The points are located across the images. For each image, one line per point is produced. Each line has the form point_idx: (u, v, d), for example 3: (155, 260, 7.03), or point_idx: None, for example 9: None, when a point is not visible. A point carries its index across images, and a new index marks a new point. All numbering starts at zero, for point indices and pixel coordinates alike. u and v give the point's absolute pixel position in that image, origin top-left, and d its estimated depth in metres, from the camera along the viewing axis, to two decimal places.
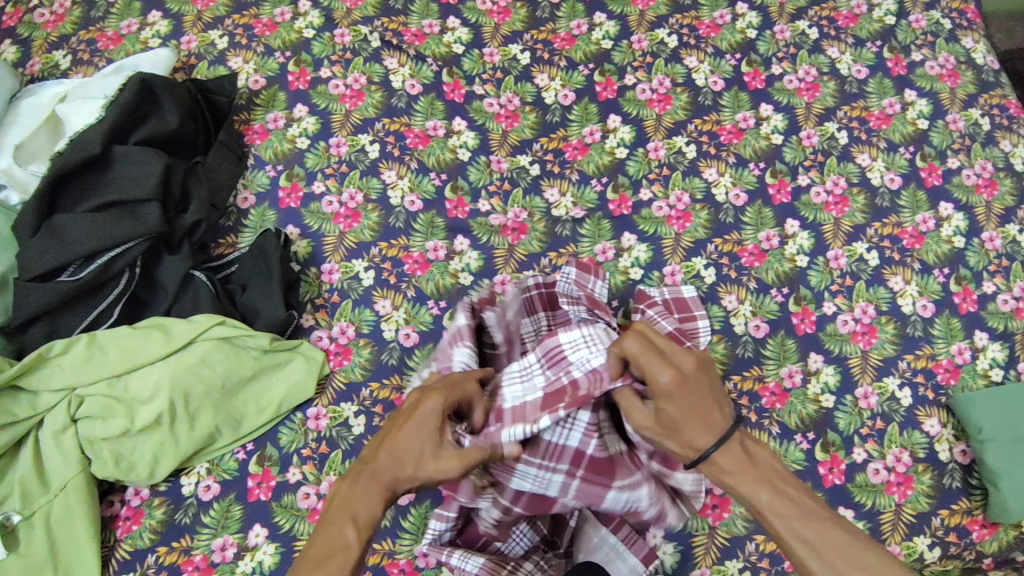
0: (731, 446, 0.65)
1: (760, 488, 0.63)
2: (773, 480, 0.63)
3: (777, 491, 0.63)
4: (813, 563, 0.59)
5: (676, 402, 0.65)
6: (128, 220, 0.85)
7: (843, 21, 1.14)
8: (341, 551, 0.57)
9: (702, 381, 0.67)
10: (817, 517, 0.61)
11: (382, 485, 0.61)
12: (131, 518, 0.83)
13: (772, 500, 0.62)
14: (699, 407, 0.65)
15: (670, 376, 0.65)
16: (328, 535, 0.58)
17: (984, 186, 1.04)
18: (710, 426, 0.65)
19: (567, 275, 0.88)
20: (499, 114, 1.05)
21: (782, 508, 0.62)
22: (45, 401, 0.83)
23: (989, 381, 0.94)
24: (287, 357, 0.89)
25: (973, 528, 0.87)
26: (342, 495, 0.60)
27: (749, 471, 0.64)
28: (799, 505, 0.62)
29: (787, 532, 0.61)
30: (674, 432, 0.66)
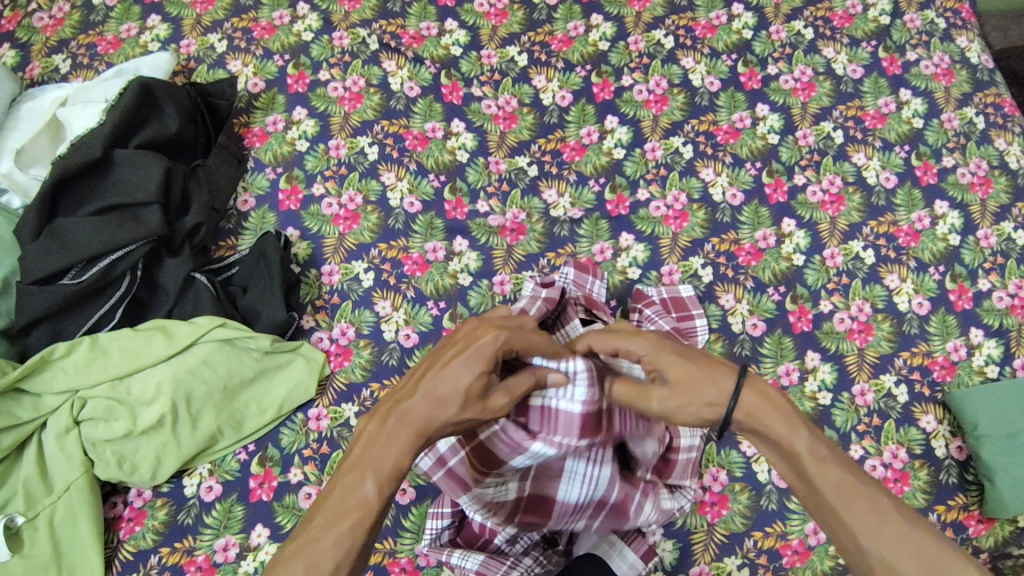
0: (759, 389, 0.60)
1: (799, 429, 0.58)
2: (811, 425, 0.59)
3: (816, 435, 0.58)
4: (845, 512, 0.55)
5: (674, 358, 0.62)
6: (129, 224, 0.86)
7: (838, 21, 1.15)
8: (358, 506, 0.55)
9: (684, 346, 0.65)
10: (851, 466, 0.57)
11: (409, 432, 0.57)
12: (133, 519, 0.84)
13: (811, 442, 0.57)
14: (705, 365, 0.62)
15: (647, 343, 0.64)
16: (349, 482, 0.56)
17: (979, 184, 1.04)
18: (724, 380, 0.61)
19: (565, 275, 0.91)
20: (497, 116, 1.06)
21: (823, 453, 0.57)
22: (48, 403, 0.84)
23: (985, 378, 0.95)
24: (288, 358, 0.89)
25: (970, 523, 0.88)
26: (369, 443, 0.57)
27: (786, 414, 0.59)
28: (833, 452, 0.58)
29: (819, 477, 0.56)
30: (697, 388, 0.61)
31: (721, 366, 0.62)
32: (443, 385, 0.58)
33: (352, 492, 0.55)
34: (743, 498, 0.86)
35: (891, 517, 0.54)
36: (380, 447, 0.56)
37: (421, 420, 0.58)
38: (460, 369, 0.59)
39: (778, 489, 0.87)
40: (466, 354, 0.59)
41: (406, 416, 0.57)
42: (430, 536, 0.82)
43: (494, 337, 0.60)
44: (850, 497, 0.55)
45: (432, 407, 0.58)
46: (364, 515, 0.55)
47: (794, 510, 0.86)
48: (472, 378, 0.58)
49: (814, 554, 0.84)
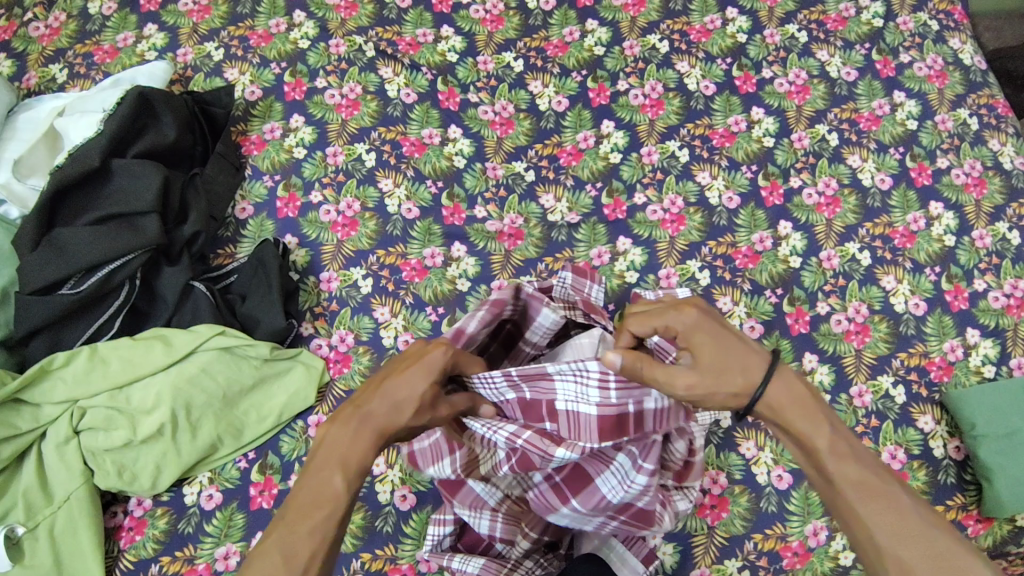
0: (787, 380, 0.60)
1: (820, 424, 0.59)
2: (831, 420, 0.59)
3: (836, 430, 0.59)
4: (860, 507, 0.56)
5: (708, 336, 0.61)
6: (128, 233, 0.86)
7: (832, 24, 1.15)
8: (329, 499, 0.54)
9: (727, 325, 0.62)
10: (867, 461, 0.58)
11: (372, 434, 0.57)
12: (134, 529, 0.84)
13: (832, 438, 0.58)
14: (735, 347, 0.61)
15: (693, 316, 0.61)
16: (317, 480, 0.55)
17: (974, 185, 1.05)
18: (751, 363, 0.60)
19: (562, 279, 0.88)
20: (493, 121, 1.07)
21: (838, 448, 0.58)
22: (47, 413, 0.84)
23: (981, 377, 0.95)
24: (288, 366, 0.90)
25: (968, 523, 0.88)
26: (332, 444, 0.57)
27: (806, 408, 0.60)
28: (852, 448, 0.58)
29: (836, 471, 0.57)
30: (723, 376, 0.60)
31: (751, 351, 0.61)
32: (400, 394, 0.59)
33: (322, 489, 0.55)
34: (743, 501, 0.87)
35: (907, 514, 0.55)
36: (343, 446, 0.56)
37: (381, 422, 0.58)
38: (414, 376, 0.60)
39: (777, 491, 0.87)
40: (417, 364, 0.61)
41: (368, 419, 0.57)
42: (432, 541, 0.82)
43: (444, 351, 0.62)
44: (866, 493, 0.56)
45: (389, 411, 0.58)
46: (334, 510, 0.54)
47: (793, 512, 0.86)
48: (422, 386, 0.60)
49: (814, 555, 0.85)
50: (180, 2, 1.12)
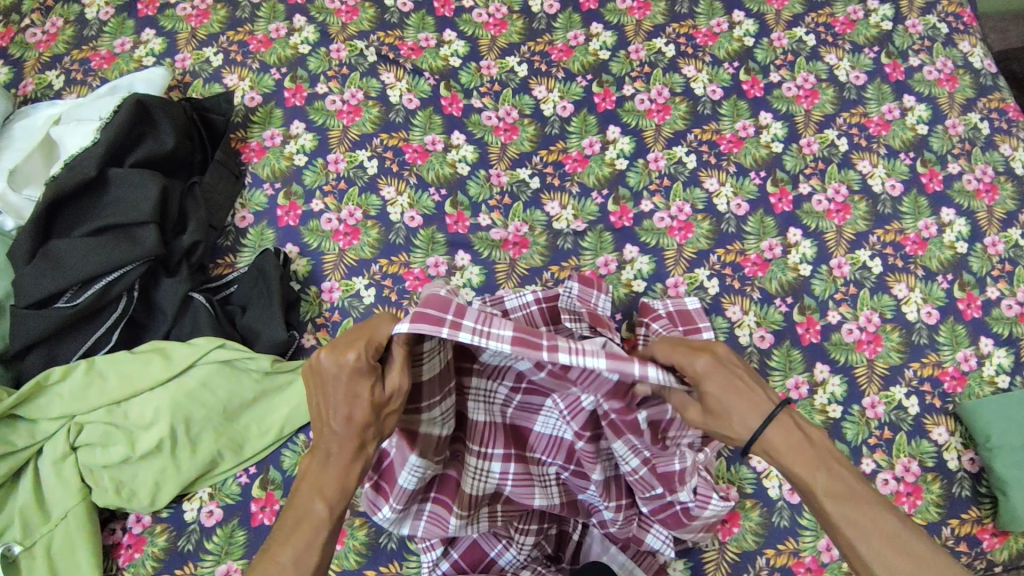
0: (783, 426, 0.61)
1: (814, 470, 0.59)
2: (828, 463, 0.59)
3: (831, 471, 0.58)
4: (860, 546, 0.56)
5: (716, 382, 0.62)
6: (126, 244, 0.84)
7: (840, 27, 1.14)
8: (309, 521, 0.56)
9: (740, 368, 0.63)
10: (867, 499, 0.57)
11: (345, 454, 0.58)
12: (133, 546, 0.82)
13: (827, 482, 0.58)
14: (740, 391, 0.62)
15: (705, 360, 0.62)
16: (298, 511, 0.57)
17: (985, 191, 1.03)
18: (756, 408, 0.61)
19: (570, 290, 0.89)
20: (497, 127, 1.05)
21: (835, 490, 0.58)
22: (44, 429, 0.82)
23: (996, 388, 0.93)
24: (289, 379, 0.88)
25: (984, 537, 0.87)
26: (310, 476, 0.58)
27: (803, 451, 0.60)
28: (852, 489, 0.57)
29: (836, 514, 0.57)
30: (721, 418, 0.62)
31: (754, 396, 0.62)
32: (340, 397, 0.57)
33: (302, 519, 0.56)
34: (755, 515, 0.85)
35: (910, 551, 0.54)
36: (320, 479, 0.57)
37: (336, 439, 0.58)
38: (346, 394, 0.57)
39: (789, 506, 0.85)
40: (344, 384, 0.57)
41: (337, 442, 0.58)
42: (428, 568, 0.81)
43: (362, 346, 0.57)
44: (869, 532, 0.55)
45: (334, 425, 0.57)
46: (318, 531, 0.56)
47: (806, 527, 0.84)
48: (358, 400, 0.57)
49: (828, 571, 0.83)
50: (178, 7, 1.11)
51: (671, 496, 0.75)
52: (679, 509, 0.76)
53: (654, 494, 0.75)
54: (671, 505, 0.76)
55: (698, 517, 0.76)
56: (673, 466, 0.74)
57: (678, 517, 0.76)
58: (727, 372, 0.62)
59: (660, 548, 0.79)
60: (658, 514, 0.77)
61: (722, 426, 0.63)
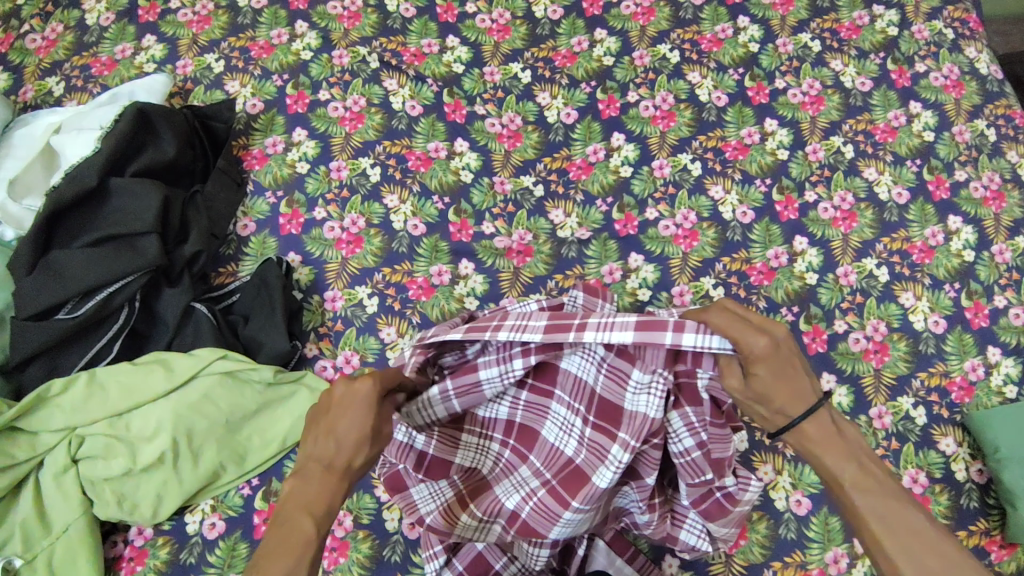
0: (821, 417, 0.60)
1: (846, 460, 0.59)
2: (861, 457, 0.59)
3: (862, 466, 0.58)
4: (884, 539, 0.55)
5: (768, 366, 0.59)
6: (127, 255, 0.83)
7: (845, 32, 1.13)
8: (297, 537, 0.53)
9: (794, 355, 0.60)
10: (896, 497, 0.57)
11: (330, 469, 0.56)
12: (135, 559, 0.81)
13: (855, 473, 0.58)
14: (791, 375, 0.59)
15: (765, 341, 0.58)
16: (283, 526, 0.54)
17: (992, 199, 1.03)
18: (799, 397, 0.60)
19: (574, 300, 0.84)
20: (501, 134, 1.04)
21: (864, 483, 0.57)
22: (44, 442, 0.81)
23: (1004, 398, 0.92)
24: (292, 389, 0.87)
25: (992, 549, 0.86)
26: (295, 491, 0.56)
27: (836, 444, 0.60)
28: (881, 483, 0.57)
29: (861, 504, 0.57)
30: (763, 398, 0.60)
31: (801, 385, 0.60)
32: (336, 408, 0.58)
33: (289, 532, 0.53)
34: (762, 527, 0.84)
35: (936, 548, 0.53)
36: (308, 496, 0.55)
37: (324, 458, 0.57)
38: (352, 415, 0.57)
39: (797, 517, 0.85)
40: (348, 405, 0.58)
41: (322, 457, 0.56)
42: None
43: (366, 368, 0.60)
44: (891, 524, 0.55)
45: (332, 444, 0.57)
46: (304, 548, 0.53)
47: (813, 539, 0.84)
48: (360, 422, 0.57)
49: None
50: (179, 13, 1.10)
51: (719, 483, 0.74)
52: (721, 497, 0.75)
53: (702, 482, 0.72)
54: (713, 493, 0.75)
55: (739, 502, 0.75)
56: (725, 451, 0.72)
57: (721, 506, 0.75)
58: (783, 358, 0.59)
59: (695, 543, 0.78)
60: (699, 505, 0.75)
61: (763, 406, 0.61)
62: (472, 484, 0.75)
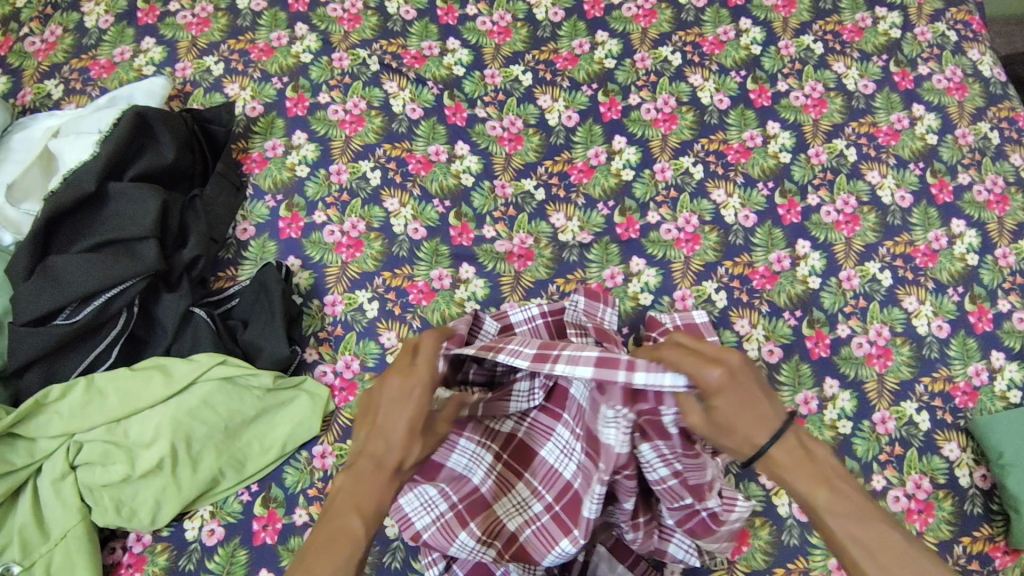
0: (788, 440, 0.59)
1: (818, 485, 0.58)
2: (833, 479, 0.58)
3: (834, 488, 0.57)
4: (865, 564, 0.54)
5: (726, 397, 0.59)
6: (126, 260, 0.82)
7: (848, 35, 1.12)
8: (346, 540, 0.54)
9: (753, 381, 0.60)
10: (872, 517, 0.55)
11: (382, 471, 0.58)
12: (133, 565, 0.81)
13: (830, 498, 0.57)
14: (750, 404, 0.59)
15: (719, 373, 0.58)
16: (333, 523, 0.55)
17: (996, 202, 1.02)
18: (762, 424, 0.59)
19: (575, 303, 0.88)
20: (502, 137, 1.03)
21: (839, 507, 0.56)
22: (42, 448, 0.81)
23: (1008, 403, 0.92)
24: (292, 395, 0.87)
25: (996, 555, 0.85)
26: (343, 490, 0.57)
27: (807, 466, 0.59)
28: (855, 504, 0.56)
29: (838, 531, 0.56)
30: (728, 430, 0.60)
31: (764, 409, 0.59)
32: (391, 404, 0.60)
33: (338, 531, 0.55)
34: (764, 534, 0.84)
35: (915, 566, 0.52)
36: (358, 492, 0.57)
37: (376, 456, 0.58)
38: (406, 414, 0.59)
39: (800, 523, 0.84)
40: (404, 403, 0.60)
41: (374, 457, 0.58)
42: None
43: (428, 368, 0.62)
44: (870, 548, 0.54)
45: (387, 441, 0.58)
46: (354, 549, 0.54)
47: (816, 546, 0.83)
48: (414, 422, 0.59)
49: None
50: (178, 15, 1.09)
51: (700, 505, 0.74)
52: (707, 516, 0.75)
53: (683, 504, 0.73)
54: (698, 513, 0.74)
55: (725, 522, 0.75)
56: (704, 477, 0.73)
57: (706, 525, 0.75)
58: (740, 387, 0.59)
59: (684, 558, 0.78)
60: (684, 524, 0.75)
61: (727, 438, 0.61)
62: (471, 504, 0.75)
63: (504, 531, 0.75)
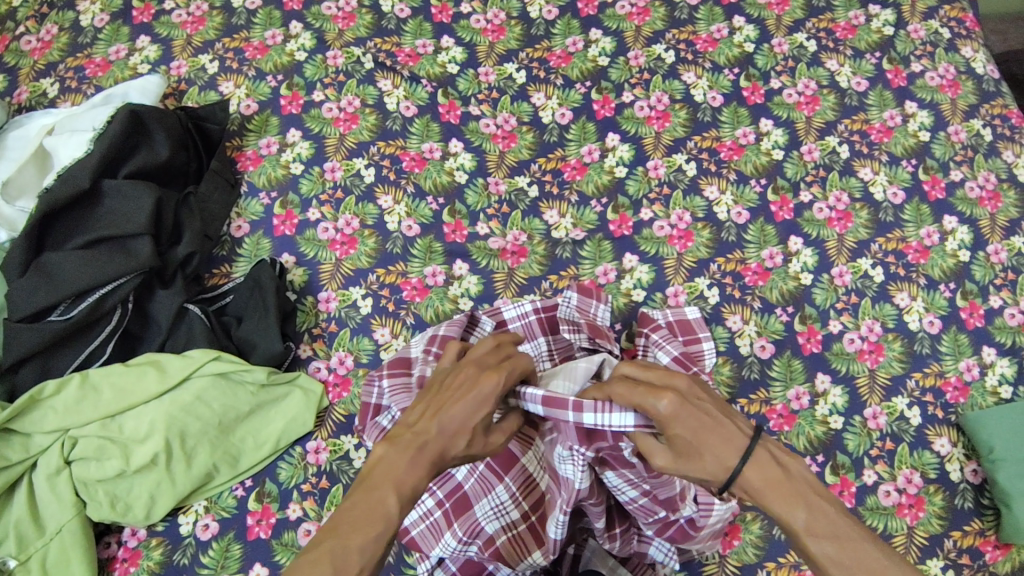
0: (759, 460, 0.60)
1: (793, 506, 0.58)
2: (807, 497, 0.58)
3: (810, 508, 0.58)
4: None
5: (684, 425, 0.60)
6: (120, 257, 0.83)
7: (841, 32, 1.13)
8: (382, 518, 0.54)
9: (708, 404, 0.62)
10: (850, 534, 0.57)
11: (428, 458, 0.58)
12: (128, 560, 0.81)
13: (806, 519, 0.58)
14: (710, 430, 0.60)
15: (668, 402, 0.60)
16: (372, 495, 0.55)
17: (988, 199, 1.02)
18: (728, 448, 0.60)
19: (568, 300, 0.89)
20: (495, 135, 1.04)
21: (815, 527, 0.57)
22: (37, 443, 0.81)
23: (999, 399, 0.92)
24: (285, 391, 0.87)
25: (987, 549, 0.86)
26: (388, 463, 0.57)
27: (782, 487, 0.59)
28: (832, 524, 0.57)
29: (816, 551, 0.57)
30: (695, 460, 0.61)
31: (727, 432, 0.61)
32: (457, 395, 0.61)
33: (374, 505, 0.55)
34: (755, 528, 0.84)
35: None
36: (400, 469, 0.57)
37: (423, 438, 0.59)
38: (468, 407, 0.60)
39: None
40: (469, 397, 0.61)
41: (426, 442, 0.58)
42: None
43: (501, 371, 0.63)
44: (848, 566, 0.56)
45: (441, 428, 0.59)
46: (385, 529, 0.54)
47: None
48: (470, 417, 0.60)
49: None
50: (173, 14, 1.10)
51: (674, 517, 0.74)
52: (684, 524, 0.76)
53: (656, 517, 0.74)
54: (674, 521, 0.75)
55: (703, 527, 0.76)
56: (673, 491, 0.73)
57: (683, 532, 0.76)
58: (694, 413, 0.60)
59: (664, 559, 0.79)
60: (662, 533, 0.76)
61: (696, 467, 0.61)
62: (456, 503, 0.76)
63: (482, 533, 0.75)
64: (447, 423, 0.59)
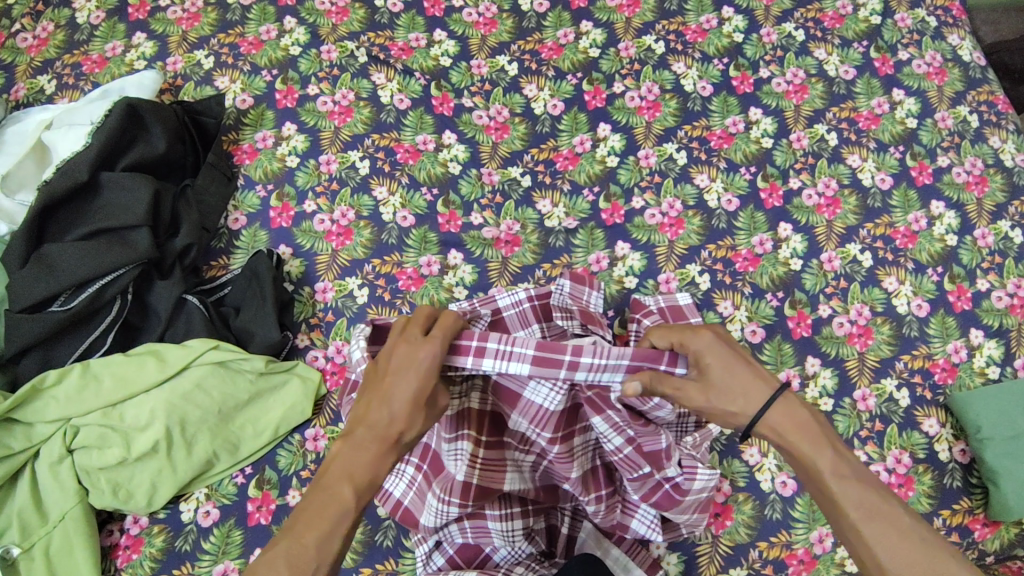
0: (790, 404, 0.62)
1: (821, 447, 0.60)
2: (835, 443, 0.60)
3: (838, 453, 0.60)
4: (865, 529, 0.57)
5: (720, 358, 0.63)
6: (119, 248, 0.85)
7: (829, 22, 1.14)
8: (339, 511, 0.56)
9: (738, 350, 0.65)
10: (869, 483, 0.59)
11: (377, 445, 0.59)
12: (131, 547, 0.83)
13: (834, 460, 0.59)
14: (744, 367, 0.63)
15: (709, 336, 0.64)
16: (325, 493, 0.57)
17: (975, 183, 1.04)
18: (758, 388, 0.62)
19: (560, 287, 0.87)
20: (488, 126, 1.05)
21: (842, 470, 0.59)
22: (39, 432, 0.82)
23: (986, 379, 0.94)
24: (284, 379, 0.89)
25: (975, 527, 0.87)
26: (342, 458, 0.58)
27: (811, 430, 0.61)
28: (855, 470, 0.59)
29: (842, 495, 0.58)
30: (732, 393, 0.62)
31: (760, 375, 0.63)
32: (398, 371, 0.61)
33: (330, 501, 0.56)
34: (747, 508, 0.86)
35: (906, 532, 0.56)
36: (354, 462, 0.58)
37: (375, 425, 0.59)
38: (412, 382, 0.60)
39: (782, 498, 0.86)
40: (411, 374, 0.60)
41: (374, 431, 0.59)
42: (423, 561, 0.81)
43: (434, 344, 0.62)
44: (870, 513, 0.57)
45: (386, 411, 0.60)
46: (344, 519, 0.56)
47: (798, 519, 0.85)
48: (413, 394, 0.60)
49: (820, 562, 0.84)
50: (168, 10, 1.11)
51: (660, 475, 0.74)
52: (669, 487, 0.75)
53: (642, 474, 0.73)
54: (660, 484, 0.75)
55: (688, 492, 0.75)
56: (659, 443, 0.73)
57: (670, 497, 0.75)
58: (730, 353, 0.64)
59: (646, 532, 0.78)
60: (650, 498, 0.75)
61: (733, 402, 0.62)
62: (431, 462, 0.77)
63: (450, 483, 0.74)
64: (394, 408, 0.60)
